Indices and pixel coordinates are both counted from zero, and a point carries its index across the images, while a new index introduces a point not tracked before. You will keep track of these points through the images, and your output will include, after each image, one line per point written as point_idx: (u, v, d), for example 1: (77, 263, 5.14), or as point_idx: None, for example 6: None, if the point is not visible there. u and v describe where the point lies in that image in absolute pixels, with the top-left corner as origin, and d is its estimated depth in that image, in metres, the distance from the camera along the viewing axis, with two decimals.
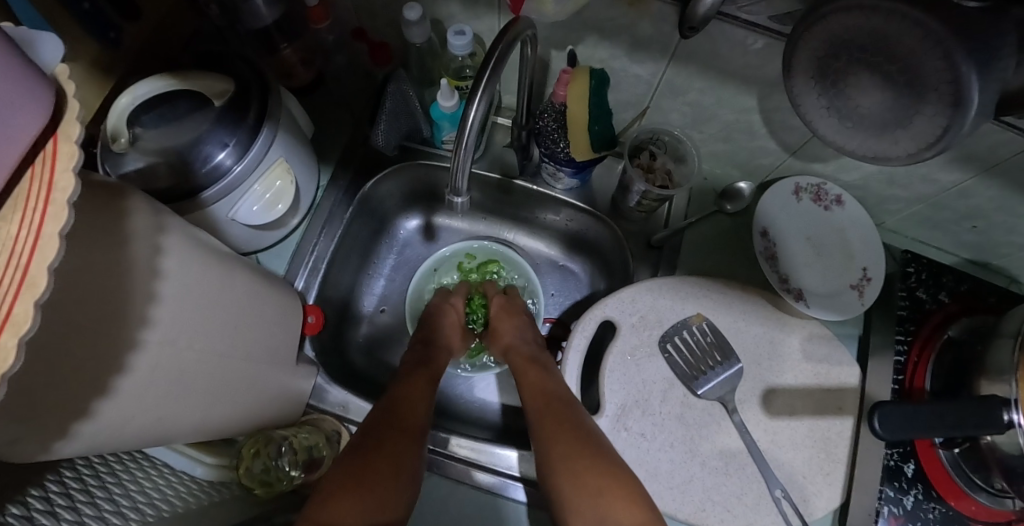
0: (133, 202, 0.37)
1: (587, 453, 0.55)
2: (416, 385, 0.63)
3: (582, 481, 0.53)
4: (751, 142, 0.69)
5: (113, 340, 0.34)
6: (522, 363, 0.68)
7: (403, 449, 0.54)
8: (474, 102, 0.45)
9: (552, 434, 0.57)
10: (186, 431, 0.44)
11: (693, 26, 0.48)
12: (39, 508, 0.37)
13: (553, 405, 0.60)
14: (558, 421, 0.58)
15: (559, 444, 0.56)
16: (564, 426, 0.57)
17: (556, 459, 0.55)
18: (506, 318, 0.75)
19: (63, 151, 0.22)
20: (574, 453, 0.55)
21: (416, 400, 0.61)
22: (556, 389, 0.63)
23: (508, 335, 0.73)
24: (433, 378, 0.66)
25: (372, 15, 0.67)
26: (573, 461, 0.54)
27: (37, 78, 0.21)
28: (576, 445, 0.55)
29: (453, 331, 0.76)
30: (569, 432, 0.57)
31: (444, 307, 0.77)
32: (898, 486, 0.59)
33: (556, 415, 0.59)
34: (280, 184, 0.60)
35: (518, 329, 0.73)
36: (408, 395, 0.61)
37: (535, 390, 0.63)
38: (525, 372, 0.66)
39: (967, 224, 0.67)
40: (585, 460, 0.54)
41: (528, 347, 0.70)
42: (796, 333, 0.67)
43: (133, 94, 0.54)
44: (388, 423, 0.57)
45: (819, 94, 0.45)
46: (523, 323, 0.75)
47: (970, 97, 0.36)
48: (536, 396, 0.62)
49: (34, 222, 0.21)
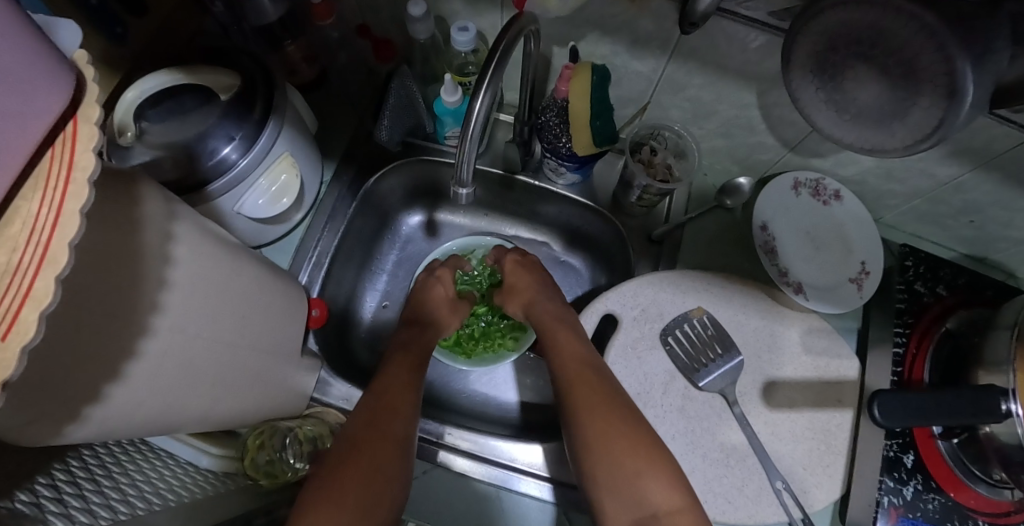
0: (146, 189, 0.37)
1: (619, 427, 0.57)
2: (389, 394, 0.59)
3: (614, 453, 0.56)
4: (750, 137, 0.70)
5: (126, 326, 0.34)
6: (548, 323, 0.69)
7: (380, 443, 0.54)
8: (478, 96, 0.46)
9: (586, 404, 0.59)
10: (191, 420, 0.45)
11: (693, 22, 0.49)
12: (47, 495, 0.38)
13: (586, 377, 0.61)
14: (590, 389, 0.60)
15: (594, 419, 0.57)
16: (598, 400, 0.59)
17: (593, 433, 0.57)
18: (524, 276, 0.76)
19: (83, 133, 0.23)
20: (609, 429, 0.57)
21: (393, 414, 0.57)
22: (583, 352, 0.64)
23: (530, 290, 0.75)
24: (415, 363, 0.65)
25: (375, 13, 0.68)
26: (611, 432, 0.56)
27: (59, 61, 0.22)
28: (615, 418, 0.57)
29: (441, 306, 0.76)
30: (600, 398, 0.59)
31: (431, 283, 0.77)
32: (897, 477, 0.60)
33: (589, 387, 0.60)
34: (285, 178, 0.61)
35: (543, 292, 0.74)
36: (386, 408, 0.57)
37: (566, 359, 0.63)
38: (552, 333, 0.67)
39: (963, 219, 0.68)
40: (620, 437, 0.56)
41: (552, 307, 0.71)
42: (796, 326, 0.68)
43: (141, 89, 0.56)
44: (370, 419, 0.56)
45: (818, 88, 0.45)
46: (549, 286, 0.76)
47: (964, 89, 0.37)
48: (568, 368, 0.62)
49: (55, 201, 0.22)
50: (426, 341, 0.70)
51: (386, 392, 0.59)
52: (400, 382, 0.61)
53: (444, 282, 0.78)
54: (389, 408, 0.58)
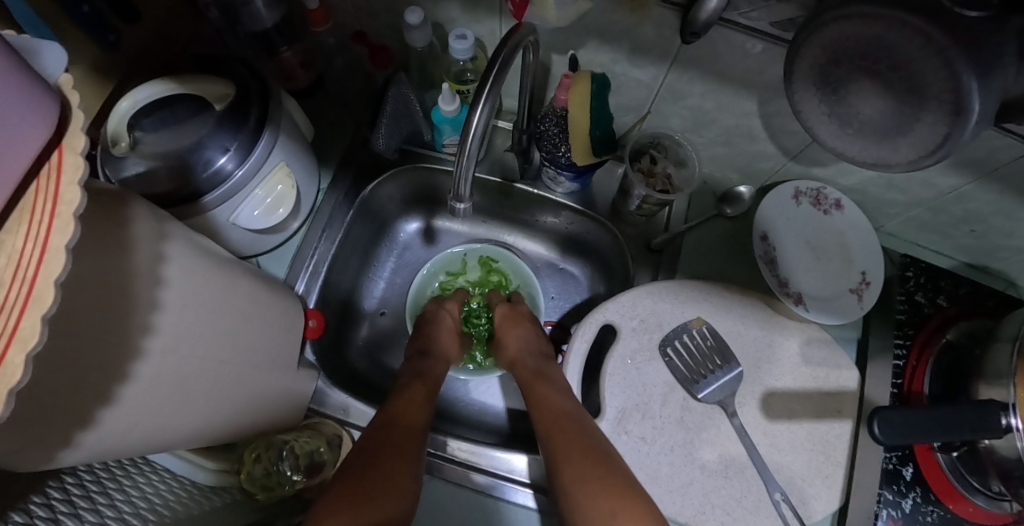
0: (136, 210, 0.37)
1: (594, 473, 0.54)
2: (398, 426, 0.58)
3: (590, 503, 0.52)
4: (751, 146, 0.69)
5: (118, 349, 0.34)
6: (529, 376, 0.67)
7: (398, 453, 0.54)
8: (477, 107, 0.45)
9: (564, 454, 0.56)
10: (187, 437, 0.44)
11: (694, 32, 0.48)
12: (42, 516, 0.37)
13: (561, 423, 0.59)
14: (568, 438, 0.57)
15: (567, 466, 0.55)
16: (576, 450, 0.56)
17: (569, 484, 0.54)
18: (511, 329, 0.75)
19: (68, 163, 0.22)
20: (582, 478, 0.54)
21: (401, 453, 0.55)
22: (563, 404, 0.62)
23: (513, 346, 0.73)
24: (429, 385, 0.67)
25: (372, 19, 0.67)
26: (583, 482, 0.53)
27: (42, 91, 0.21)
28: (591, 469, 0.54)
29: (450, 334, 0.77)
30: (578, 446, 0.56)
31: (438, 311, 0.79)
32: (897, 490, 0.60)
33: (564, 432, 0.58)
34: (280, 188, 0.60)
35: (524, 342, 0.73)
36: (395, 445, 0.56)
37: (545, 406, 0.62)
38: (534, 386, 0.65)
39: (965, 228, 0.67)
40: (595, 482, 0.53)
41: (535, 361, 0.70)
42: (795, 337, 0.67)
43: (135, 98, 0.55)
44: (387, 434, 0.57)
45: (821, 101, 0.45)
46: (533, 335, 0.74)
47: (970, 105, 0.36)
48: (545, 417, 0.61)
49: (40, 235, 0.21)
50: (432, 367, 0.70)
51: (393, 429, 0.58)
52: (411, 418, 0.60)
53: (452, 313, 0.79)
54: (398, 444, 0.56)
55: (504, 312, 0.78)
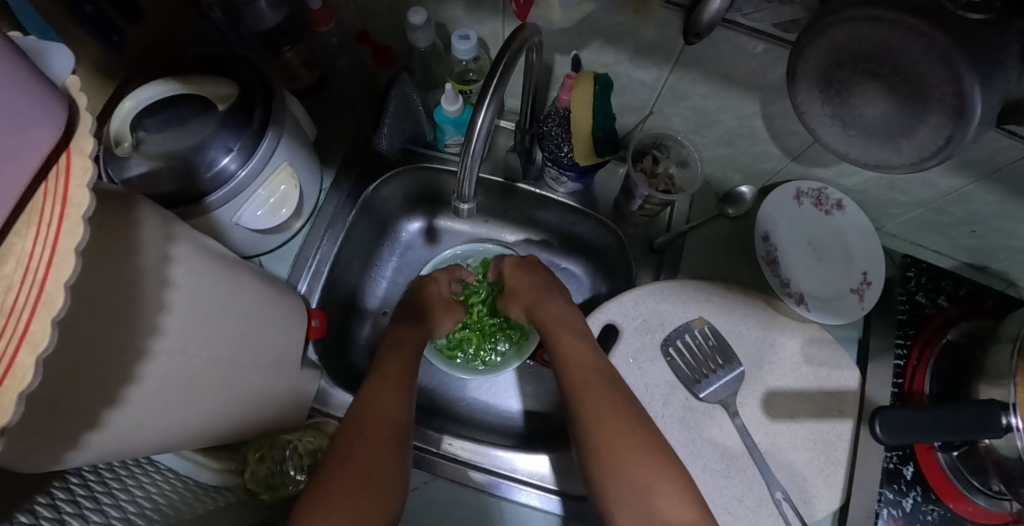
0: (142, 211, 0.37)
1: (629, 436, 0.56)
2: (375, 415, 0.57)
3: (620, 460, 0.55)
4: (753, 146, 0.69)
5: (125, 350, 0.34)
6: (553, 325, 0.69)
7: (376, 447, 0.55)
8: (481, 107, 0.45)
9: (592, 408, 0.59)
10: (191, 437, 0.44)
11: (697, 33, 0.48)
12: (47, 516, 0.37)
13: (593, 384, 0.60)
14: (596, 392, 0.60)
15: (603, 426, 0.57)
16: (604, 405, 0.58)
17: (604, 443, 0.57)
18: (526, 275, 0.77)
19: (77, 166, 0.23)
20: (618, 440, 0.56)
21: (376, 445, 0.55)
22: (589, 355, 0.63)
23: (530, 293, 0.75)
24: (405, 364, 0.65)
25: (375, 19, 0.67)
26: (615, 438, 0.56)
27: (51, 95, 0.21)
28: (619, 424, 0.57)
29: (439, 304, 0.78)
30: (608, 402, 0.59)
31: (429, 282, 0.79)
32: (897, 489, 0.60)
33: (596, 389, 0.60)
34: (284, 188, 0.60)
35: (544, 294, 0.74)
36: (370, 436, 0.55)
37: (573, 362, 0.63)
38: (559, 338, 0.67)
39: (965, 229, 0.68)
40: (630, 446, 0.56)
41: (557, 305, 0.72)
42: (796, 336, 0.67)
43: (138, 98, 0.54)
44: (364, 423, 0.56)
45: (823, 103, 0.45)
46: (550, 285, 0.75)
47: (972, 108, 0.36)
48: (573, 369, 0.63)
49: (50, 238, 0.21)
50: (421, 333, 0.72)
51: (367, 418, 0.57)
52: (388, 403, 0.59)
53: (441, 283, 0.80)
54: (373, 434, 0.56)
55: (512, 267, 0.78)
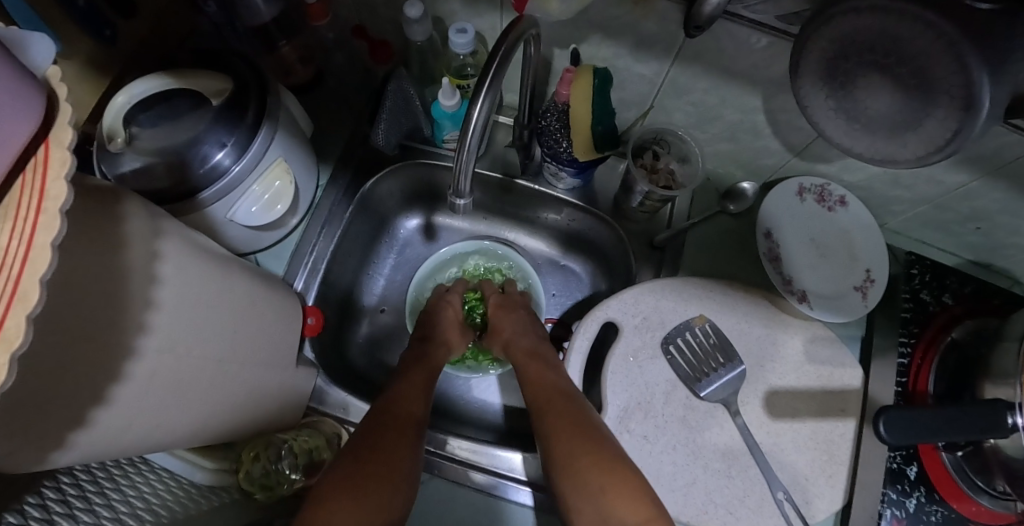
0: (128, 206, 0.36)
1: (584, 446, 0.56)
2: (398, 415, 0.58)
3: (582, 479, 0.54)
4: (755, 141, 0.68)
5: (110, 348, 0.33)
6: (523, 354, 0.69)
7: (397, 444, 0.55)
8: (477, 101, 0.44)
9: (554, 430, 0.58)
10: (184, 436, 0.44)
11: (699, 26, 0.47)
12: (37, 516, 0.37)
13: (557, 401, 0.61)
14: (558, 412, 0.59)
15: (561, 441, 0.57)
16: (563, 426, 0.58)
17: (562, 456, 0.56)
18: (504, 315, 0.75)
19: (55, 158, 0.22)
20: (573, 449, 0.56)
21: (400, 436, 0.56)
22: (554, 380, 0.64)
23: (508, 329, 0.73)
24: (428, 370, 0.66)
25: (371, 14, 0.66)
26: (574, 456, 0.55)
27: (30, 85, 0.20)
28: (578, 443, 0.56)
29: (451, 326, 0.75)
30: (568, 423, 0.58)
31: (443, 304, 0.77)
32: (901, 489, 0.60)
33: (557, 411, 0.59)
34: (279, 184, 0.59)
35: (518, 323, 0.73)
36: (393, 428, 0.56)
37: (539, 386, 0.63)
38: (528, 366, 0.67)
39: (970, 226, 0.67)
40: (588, 456, 0.55)
41: (528, 339, 0.71)
42: (799, 335, 0.67)
43: (131, 93, 0.54)
44: (386, 422, 0.57)
45: (827, 96, 0.44)
46: (524, 316, 0.75)
47: (981, 100, 0.35)
48: (538, 393, 0.63)
49: (26, 232, 0.20)
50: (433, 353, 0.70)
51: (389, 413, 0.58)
52: (412, 405, 0.60)
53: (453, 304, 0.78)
54: (396, 426, 0.56)
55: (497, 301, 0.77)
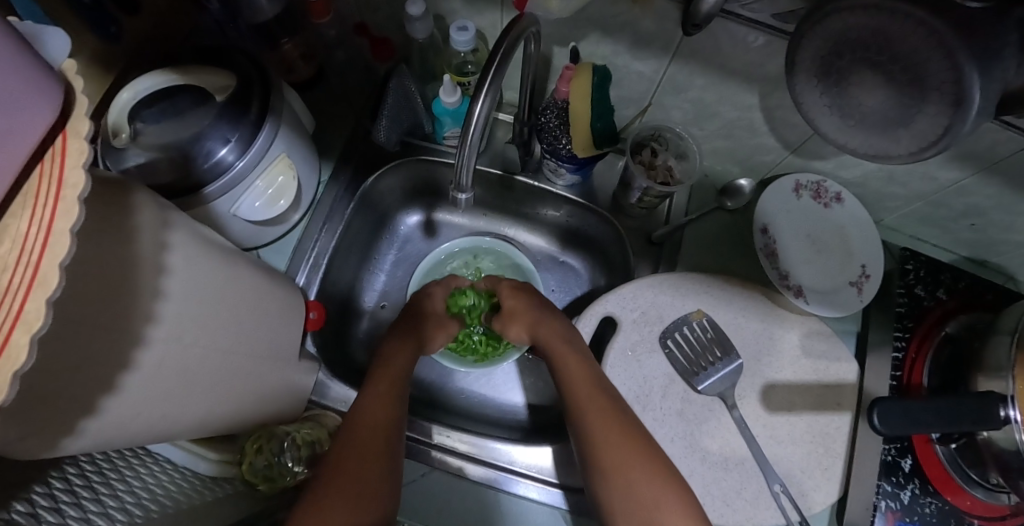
0: (138, 198, 0.37)
1: (633, 457, 0.55)
2: (365, 436, 0.56)
3: (631, 489, 0.54)
4: (752, 139, 0.69)
5: (120, 337, 0.34)
6: (553, 345, 0.66)
7: (368, 469, 0.53)
8: (479, 97, 0.45)
9: (599, 436, 0.57)
10: (188, 427, 0.44)
11: (696, 24, 0.48)
12: (44, 505, 0.37)
13: (599, 405, 0.59)
14: (602, 418, 0.58)
15: (609, 444, 0.56)
16: (610, 432, 0.57)
17: (608, 466, 0.55)
18: (524, 301, 0.73)
19: (72, 148, 0.22)
20: (622, 461, 0.55)
21: (370, 465, 0.54)
22: (594, 377, 0.62)
23: (529, 312, 0.71)
24: (398, 380, 0.63)
25: (373, 12, 0.67)
26: (622, 466, 0.55)
27: (46, 76, 0.21)
28: (626, 452, 0.55)
29: (430, 322, 0.73)
30: (614, 429, 0.57)
31: (424, 296, 0.75)
32: (895, 481, 0.60)
33: (602, 416, 0.58)
34: (281, 179, 0.60)
35: (546, 314, 0.70)
36: (363, 455, 0.54)
37: (577, 384, 0.61)
38: (561, 357, 0.64)
39: (964, 222, 0.68)
40: (635, 467, 0.55)
41: (558, 328, 0.68)
42: (795, 329, 0.67)
43: (136, 90, 0.56)
44: (356, 446, 0.55)
45: (822, 93, 0.45)
46: (550, 305, 0.72)
47: (971, 96, 0.36)
48: (579, 392, 0.61)
49: (45, 219, 0.21)
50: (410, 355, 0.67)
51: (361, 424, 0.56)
52: (380, 424, 0.57)
53: (435, 298, 0.76)
54: (367, 453, 0.54)
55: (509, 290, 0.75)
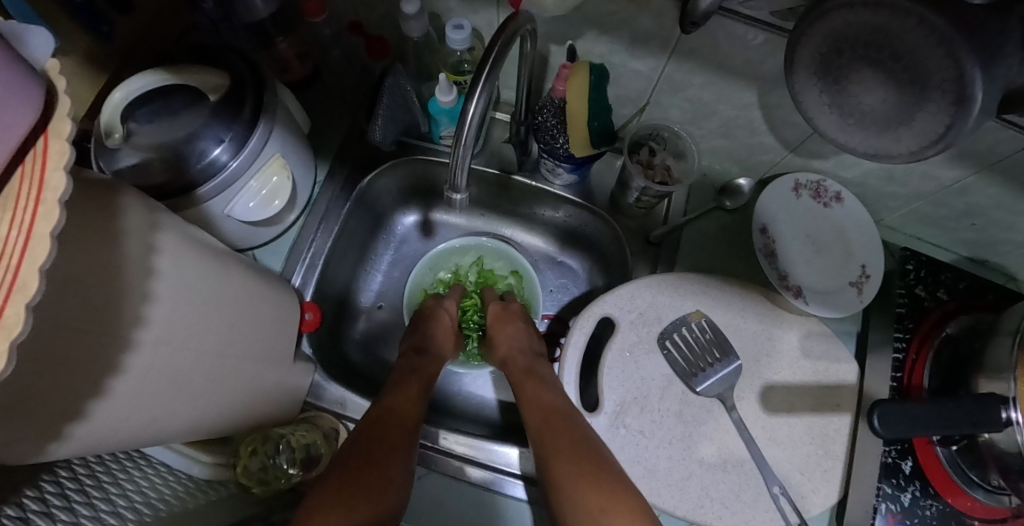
0: (127, 199, 0.36)
1: (581, 469, 0.52)
2: (391, 427, 0.58)
3: (580, 501, 0.50)
4: (751, 138, 0.68)
5: (107, 340, 0.33)
6: (518, 372, 0.67)
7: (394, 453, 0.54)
8: (473, 96, 0.44)
9: (550, 452, 0.55)
10: (182, 430, 0.44)
11: (694, 21, 0.47)
12: (35, 509, 0.37)
13: (553, 423, 0.58)
14: (553, 435, 0.56)
15: (558, 457, 0.54)
16: (561, 447, 0.55)
17: (558, 482, 0.52)
18: (503, 327, 0.73)
19: (54, 149, 0.22)
20: (569, 473, 0.52)
21: (393, 449, 0.55)
22: (552, 400, 0.61)
23: (507, 343, 0.71)
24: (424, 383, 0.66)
25: (369, 10, 0.66)
26: (569, 479, 0.52)
27: (28, 76, 0.20)
28: (574, 466, 0.53)
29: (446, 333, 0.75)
30: (563, 443, 0.55)
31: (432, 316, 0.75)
32: (895, 484, 0.59)
33: (553, 433, 0.57)
34: (276, 180, 0.59)
35: (515, 341, 0.71)
36: (388, 441, 0.55)
37: (535, 406, 0.61)
38: (522, 383, 0.65)
39: (965, 222, 0.67)
40: (581, 478, 0.51)
41: (524, 356, 0.69)
42: (794, 330, 0.67)
43: (128, 89, 0.54)
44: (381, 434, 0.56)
45: (821, 92, 0.44)
46: (522, 333, 0.73)
47: (973, 95, 0.36)
48: (535, 413, 0.60)
49: (25, 222, 0.20)
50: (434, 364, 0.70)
51: (380, 434, 0.56)
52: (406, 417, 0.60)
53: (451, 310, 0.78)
54: (391, 441, 0.56)
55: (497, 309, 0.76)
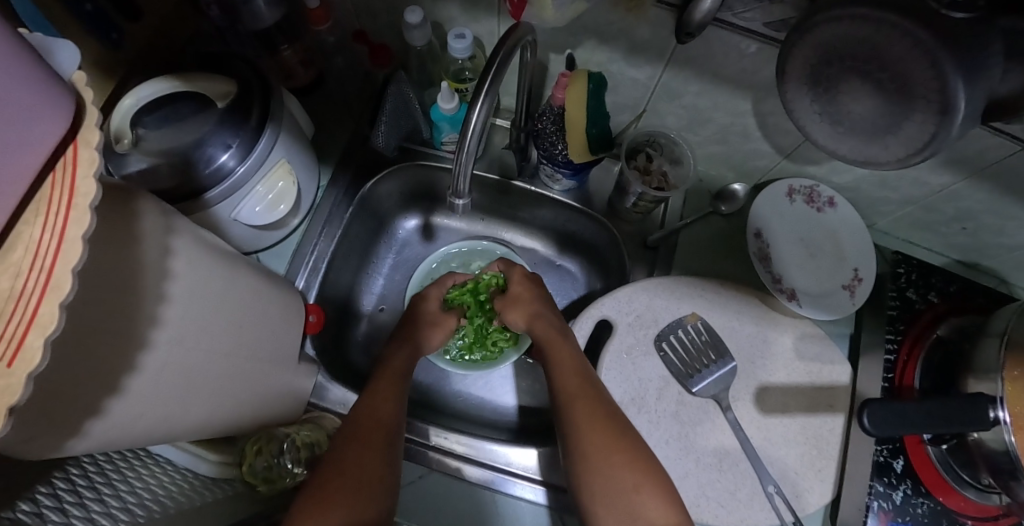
0: (144, 204, 0.38)
1: (617, 446, 0.57)
2: (365, 424, 0.58)
3: (615, 470, 0.55)
4: (747, 144, 0.70)
5: (126, 338, 0.35)
6: (550, 335, 0.69)
7: (366, 452, 0.55)
8: (475, 107, 0.46)
9: (585, 422, 0.59)
10: (191, 429, 0.45)
11: (689, 32, 0.49)
12: (47, 505, 0.38)
13: (586, 391, 0.61)
14: (588, 405, 0.60)
15: (592, 429, 0.58)
16: (597, 421, 0.58)
17: (593, 450, 0.57)
18: (528, 290, 0.76)
19: (83, 157, 0.23)
20: (607, 450, 0.56)
21: (367, 446, 0.55)
22: (580, 366, 0.64)
23: (531, 305, 0.74)
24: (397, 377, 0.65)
25: (372, 18, 0.68)
26: (605, 450, 0.56)
27: (59, 89, 0.21)
28: (609, 437, 0.57)
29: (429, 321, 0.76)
30: (597, 416, 0.59)
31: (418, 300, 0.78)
32: (887, 482, 0.61)
33: (588, 402, 0.60)
34: (281, 185, 0.60)
35: (544, 307, 0.74)
36: (363, 439, 0.56)
37: (566, 374, 0.63)
38: (554, 345, 0.67)
39: (956, 226, 0.68)
40: (617, 453, 0.56)
41: (555, 321, 0.71)
42: (789, 332, 0.68)
43: (137, 96, 0.56)
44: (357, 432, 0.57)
45: (812, 100, 0.45)
46: (547, 300, 0.76)
47: (956, 105, 0.37)
48: (567, 379, 0.63)
49: (57, 226, 0.22)
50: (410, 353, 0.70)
51: (357, 431, 0.56)
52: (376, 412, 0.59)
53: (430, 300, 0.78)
54: (365, 439, 0.56)
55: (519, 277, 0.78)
